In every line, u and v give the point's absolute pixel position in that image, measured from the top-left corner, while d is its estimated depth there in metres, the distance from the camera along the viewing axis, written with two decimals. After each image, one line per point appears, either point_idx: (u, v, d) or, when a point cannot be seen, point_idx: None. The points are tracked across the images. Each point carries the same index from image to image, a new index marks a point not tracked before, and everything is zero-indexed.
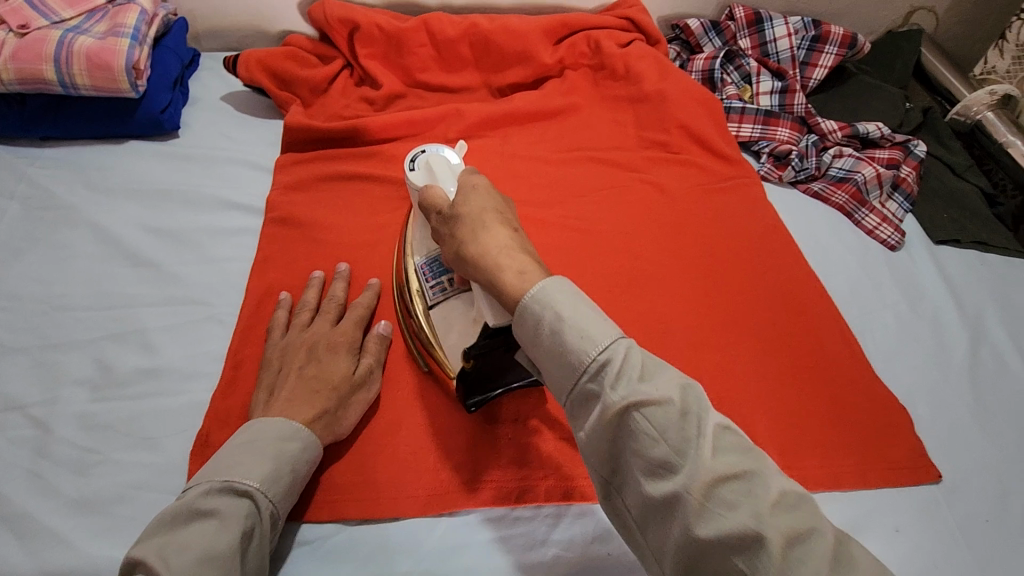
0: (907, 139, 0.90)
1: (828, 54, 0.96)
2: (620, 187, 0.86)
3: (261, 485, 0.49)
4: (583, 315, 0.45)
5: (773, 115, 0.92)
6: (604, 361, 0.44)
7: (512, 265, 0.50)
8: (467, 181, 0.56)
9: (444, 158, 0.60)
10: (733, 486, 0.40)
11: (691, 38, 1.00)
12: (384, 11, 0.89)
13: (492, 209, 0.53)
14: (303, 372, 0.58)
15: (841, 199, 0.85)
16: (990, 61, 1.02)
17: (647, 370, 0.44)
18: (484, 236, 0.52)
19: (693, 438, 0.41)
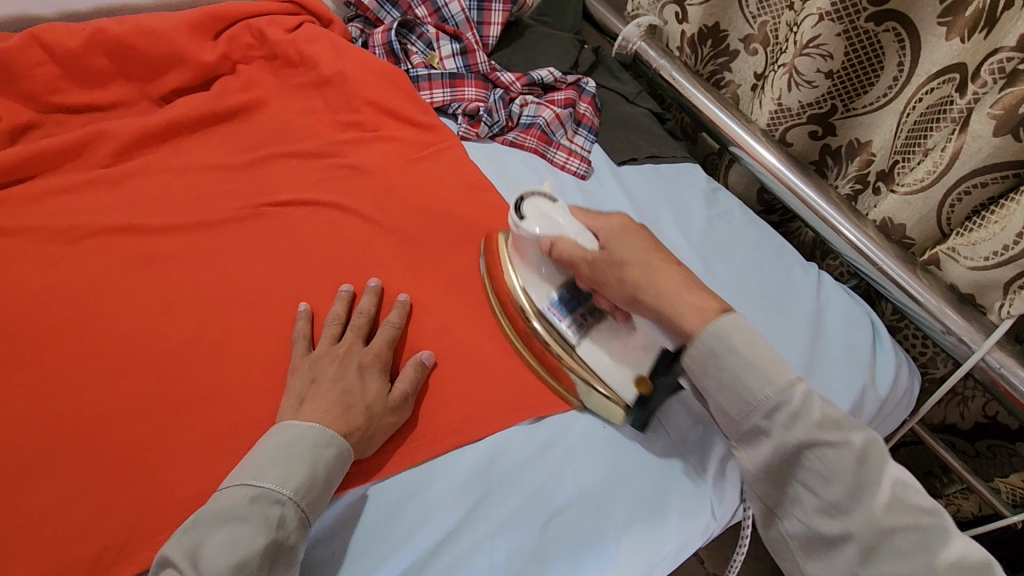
0: (577, 78, 0.99)
1: (496, 11, 1.02)
2: (318, 175, 0.82)
3: (294, 494, 0.51)
4: (758, 355, 0.53)
5: (457, 76, 0.95)
6: (776, 401, 0.52)
7: (664, 267, 0.60)
8: (595, 228, 0.64)
9: (546, 201, 0.65)
10: (761, 391, 0.52)
11: (368, 13, 0.99)
12: None
13: (653, 251, 0.61)
14: (338, 384, 0.59)
15: (533, 143, 0.92)
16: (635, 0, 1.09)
17: (753, 362, 0.53)
18: (625, 251, 0.61)
19: (811, 428, 0.50)
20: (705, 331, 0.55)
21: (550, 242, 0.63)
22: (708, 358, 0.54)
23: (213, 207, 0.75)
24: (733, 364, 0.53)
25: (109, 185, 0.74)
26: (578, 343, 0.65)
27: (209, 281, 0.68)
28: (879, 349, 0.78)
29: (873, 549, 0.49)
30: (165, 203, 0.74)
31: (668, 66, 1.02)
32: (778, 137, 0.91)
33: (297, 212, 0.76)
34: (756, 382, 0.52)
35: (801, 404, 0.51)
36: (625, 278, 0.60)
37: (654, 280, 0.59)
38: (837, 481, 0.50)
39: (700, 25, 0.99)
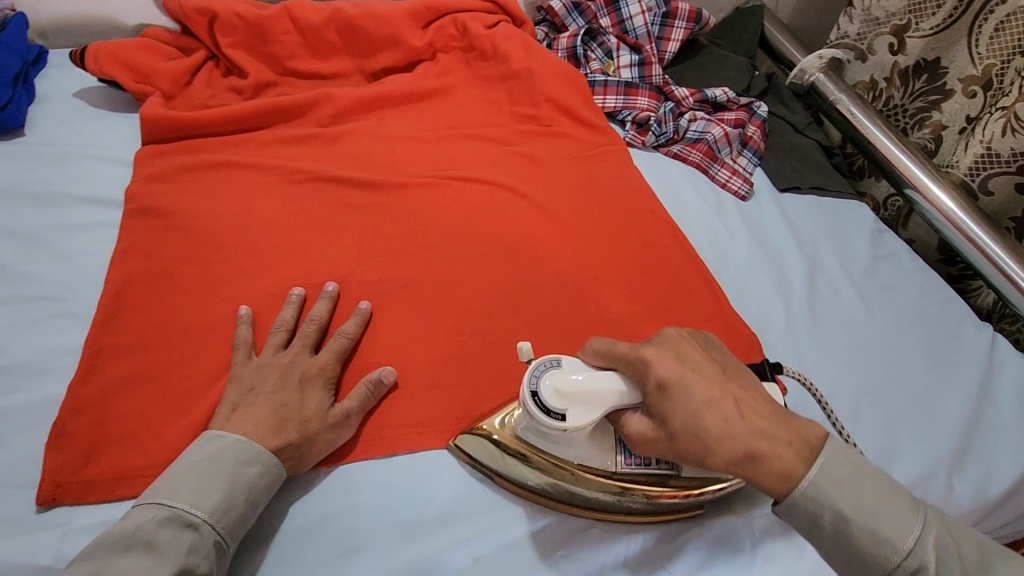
0: (750, 101, 0.99)
1: (679, 28, 1.05)
2: (494, 159, 0.89)
3: (209, 516, 0.48)
4: (807, 464, 0.45)
5: (633, 86, 0.98)
6: (902, 548, 0.43)
7: (753, 407, 0.47)
8: (661, 379, 0.47)
9: (563, 376, 0.52)
10: (881, 554, 0.43)
11: (557, 19, 1.06)
12: (244, 0, 0.89)
13: (716, 381, 0.47)
14: (274, 397, 0.55)
15: (697, 157, 0.93)
16: (843, 28, 1.07)
17: (865, 507, 0.44)
18: (704, 393, 0.46)
19: (952, 570, 0.43)
20: (800, 489, 0.44)
21: (605, 415, 0.51)
22: (819, 515, 0.44)
23: (404, 171, 0.85)
24: (852, 512, 0.44)
25: (325, 141, 0.85)
26: (678, 471, 0.55)
27: (395, 234, 0.76)
28: None
29: None
30: (366, 163, 0.84)
31: (846, 100, 1.00)
32: (975, 184, 0.86)
33: (473, 189, 0.84)
34: (871, 548, 0.44)
35: (914, 541, 0.43)
36: (712, 456, 0.45)
37: (732, 427, 0.45)
38: None
39: (917, 58, 0.97)
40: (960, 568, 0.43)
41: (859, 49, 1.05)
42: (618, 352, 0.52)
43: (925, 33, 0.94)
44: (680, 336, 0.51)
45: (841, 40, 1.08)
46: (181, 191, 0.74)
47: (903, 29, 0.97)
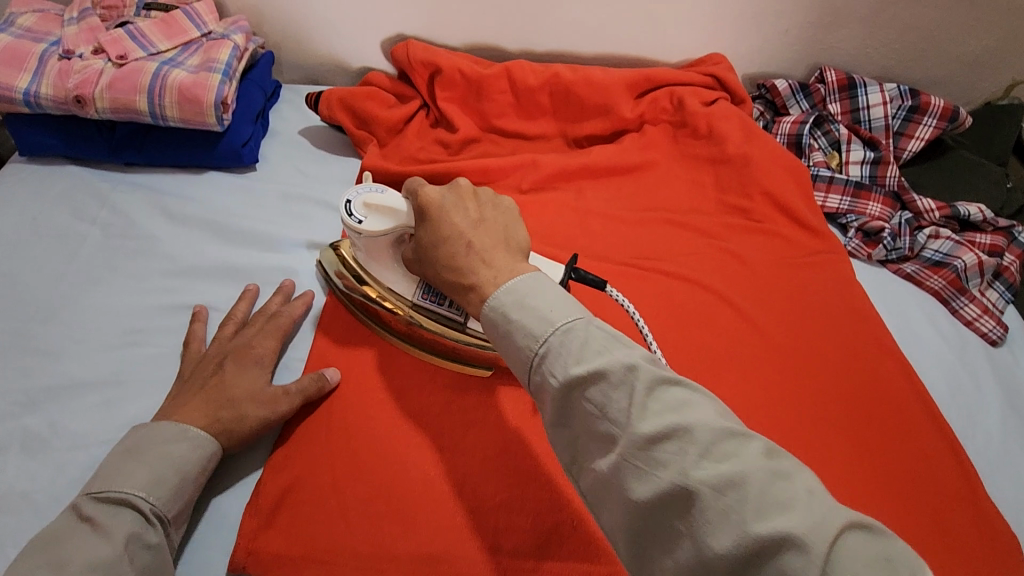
0: (1011, 224, 0.83)
1: (926, 125, 0.91)
2: (696, 252, 0.82)
3: (144, 492, 0.49)
4: (543, 295, 0.45)
5: (864, 187, 0.87)
6: (543, 353, 0.42)
7: (489, 247, 0.52)
8: (422, 202, 0.55)
9: (375, 195, 0.60)
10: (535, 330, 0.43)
11: (777, 99, 0.97)
12: (465, 55, 0.89)
13: (460, 218, 0.54)
14: (215, 382, 0.57)
15: (938, 284, 0.79)
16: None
17: (584, 354, 0.41)
18: (450, 223, 0.53)
19: (636, 408, 0.39)
20: (490, 305, 0.47)
21: (399, 231, 0.60)
22: (548, 360, 0.42)
23: (598, 252, 0.81)
24: (568, 365, 0.41)
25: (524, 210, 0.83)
26: (465, 321, 0.64)
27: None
28: None
29: (759, 501, 0.35)
30: (562, 243, 0.81)
31: None
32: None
33: (673, 286, 0.78)
34: (523, 341, 0.44)
35: (612, 376, 0.40)
36: (446, 280, 0.53)
37: (466, 251, 0.52)
38: (730, 461, 0.36)
39: None
40: (653, 399, 0.39)
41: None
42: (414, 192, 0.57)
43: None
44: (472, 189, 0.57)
45: None
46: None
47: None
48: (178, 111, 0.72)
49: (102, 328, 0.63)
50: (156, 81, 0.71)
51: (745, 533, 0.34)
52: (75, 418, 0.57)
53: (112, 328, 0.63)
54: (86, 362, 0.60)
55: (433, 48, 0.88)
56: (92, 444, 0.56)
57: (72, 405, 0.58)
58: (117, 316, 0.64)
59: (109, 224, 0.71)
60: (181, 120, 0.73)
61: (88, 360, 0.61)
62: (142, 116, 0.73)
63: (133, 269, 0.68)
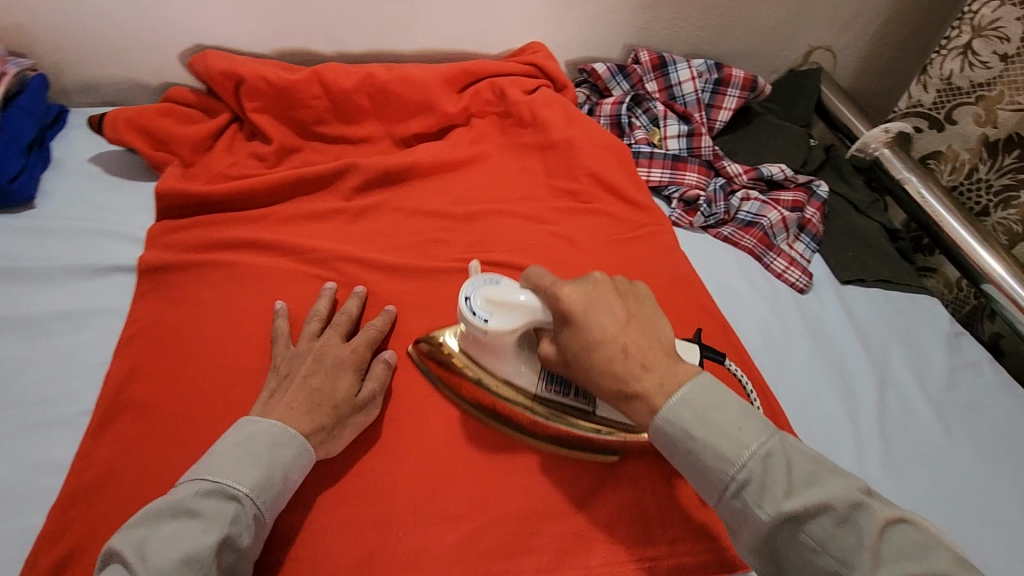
0: (809, 179, 0.91)
1: (731, 96, 0.98)
2: (530, 239, 0.82)
3: (250, 491, 0.48)
4: (607, 308, 0.52)
5: (681, 159, 0.91)
6: (743, 480, 0.46)
7: (640, 347, 0.51)
8: (563, 307, 0.52)
9: (494, 288, 0.58)
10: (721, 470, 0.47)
11: (599, 82, 1.00)
12: (271, 62, 0.84)
13: (609, 319, 0.51)
14: (308, 381, 0.57)
15: (750, 243, 0.85)
16: (915, 96, 0.98)
17: (715, 427, 0.48)
18: (598, 324, 0.51)
19: (769, 480, 0.46)
20: (662, 416, 0.49)
21: (527, 326, 0.57)
22: (678, 436, 0.49)
23: (431, 250, 0.79)
24: (703, 436, 0.47)
25: (350, 216, 0.80)
26: (594, 409, 0.59)
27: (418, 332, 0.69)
28: None
29: (879, 534, 0.43)
30: (392, 244, 0.78)
31: (916, 180, 0.93)
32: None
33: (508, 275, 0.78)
34: (714, 463, 0.47)
35: (755, 453, 0.47)
36: (607, 392, 0.51)
37: (618, 364, 0.50)
38: (850, 535, 0.44)
39: (1011, 131, 0.88)
40: (715, 413, 0.48)
41: (935, 118, 0.96)
42: (541, 281, 0.55)
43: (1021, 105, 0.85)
44: (599, 279, 0.54)
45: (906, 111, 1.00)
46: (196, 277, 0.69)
47: (996, 100, 0.88)
48: None
49: None
50: None
51: (801, 533, 0.45)
52: None
53: None
54: None
55: (234, 57, 0.83)
56: None
57: None
58: None
59: None
60: None
61: None
62: None
63: None
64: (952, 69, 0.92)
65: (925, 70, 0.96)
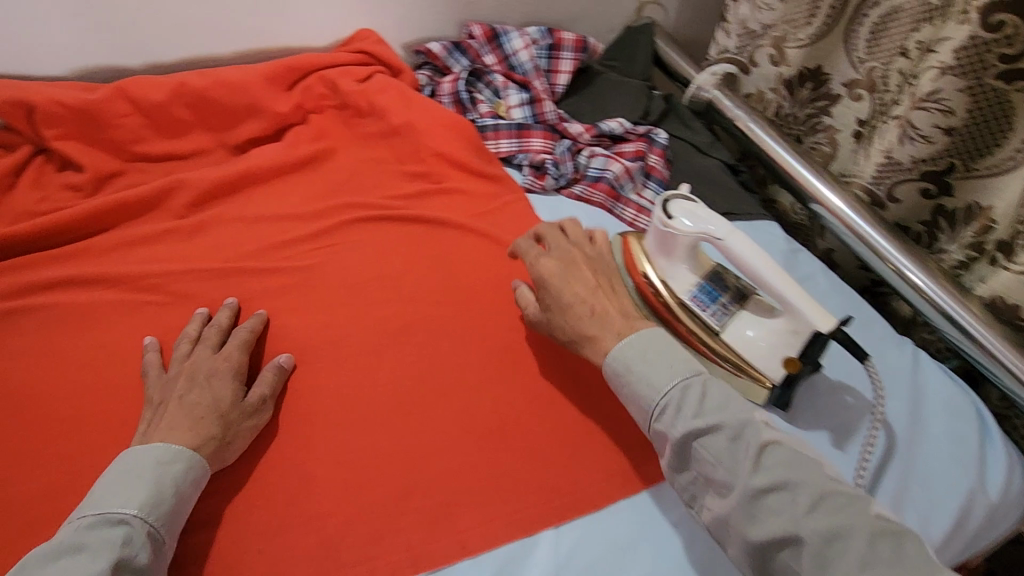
0: (648, 129, 0.95)
1: (566, 60, 1.00)
2: (382, 230, 0.81)
3: (139, 511, 0.49)
4: (578, 277, 0.66)
5: (525, 126, 0.93)
6: (704, 425, 0.54)
7: (605, 306, 0.64)
8: (541, 272, 0.66)
9: (688, 200, 0.70)
10: (650, 398, 0.57)
11: (437, 61, 0.99)
12: (67, 84, 0.78)
13: (589, 287, 0.65)
14: (186, 398, 0.57)
15: (600, 197, 0.88)
16: (721, 42, 1.07)
17: (652, 365, 0.58)
18: (569, 290, 0.65)
19: (738, 459, 0.52)
20: (610, 356, 0.60)
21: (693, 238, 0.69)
22: (620, 369, 0.60)
23: (278, 255, 0.76)
24: (640, 369, 0.58)
25: (184, 234, 0.75)
26: (722, 331, 0.69)
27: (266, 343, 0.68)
28: (988, 442, 0.70)
29: (816, 507, 0.49)
30: (234, 258, 0.74)
31: (744, 116, 1.00)
32: (881, 193, 0.81)
33: (361, 269, 0.76)
34: (671, 449, 0.55)
35: (726, 429, 0.53)
36: (573, 331, 0.64)
37: (586, 318, 0.63)
38: (785, 510, 0.50)
39: (800, 67, 0.97)
40: (639, 359, 0.59)
41: (741, 61, 1.05)
42: (530, 257, 0.70)
43: (802, 42, 0.94)
44: (579, 244, 0.71)
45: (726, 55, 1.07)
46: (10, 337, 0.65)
47: (782, 40, 0.97)
48: None
49: None
50: None
51: (749, 510, 0.50)
52: None
53: None
54: None
55: (20, 83, 0.75)
56: None
57: None
58: None
59: None
60: None
61: None
62: None
63: None
64: (745, 14, 1.00)
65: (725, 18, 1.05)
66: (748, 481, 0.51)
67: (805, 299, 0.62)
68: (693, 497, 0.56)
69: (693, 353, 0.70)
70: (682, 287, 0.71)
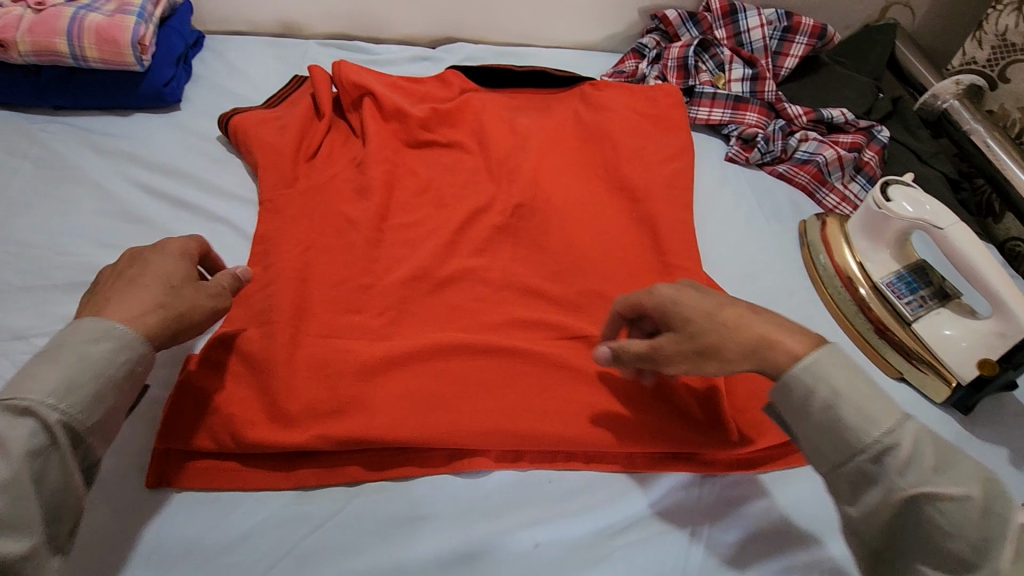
0: (871, 124, 0.94)
1: (799, 44, 1.01)
2: (591, 163, 0.88)
3: (50, 398, 0.44)
4: (709, 298, 0.52)
5: (742, 100, 0.96)
6: (950, 493, 0.41)
7: (754, 318, 0.50)
8: (660, 298, 0.54)
9: (914, 188, 0.71)
10: (862, 432, 0.43)
11: (669, 28, 1.05)
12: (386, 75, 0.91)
13: (726, 308, 0.51)
14: (165, 275, 0.54)
15: (804, 179, 0.89)
16: (970, 52, 1.01)
17: (859, 395, 0.44)
18: (698, 306, 0.52)
19: (995, 538, 0.39)
20: (793, 369, 0.46)
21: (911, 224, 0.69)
22: (811, 386, 0.46)
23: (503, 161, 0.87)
24: (842, 399, 0.44)
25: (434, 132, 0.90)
26: (913, 321, 0.69)
27: (498, 428, 0.59)
28: None
29: None
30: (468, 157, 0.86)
31: (982, 130, 0.93)
32: None
33: (572, 189, 0.84)
34: (870, 465, 0.43)
35: (974, 498, 0.40)
36: (700, 341, 0.50)
37: (723, 331, 0.50)
38: None
39: None
40: (839, 378, 0.45)
41: (990, 75, 0.99)
42: (647, 291, 0.56)
43: None
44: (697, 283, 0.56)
45: (971, 67, 1.02)
46: (296, 196, 0.75)
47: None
48: (98, 52, 0.79)
49: (36, 245, 0.69)
50: (75, 25, 0.78)
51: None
52: (12, 316, 0.63)
53: (44, 245, 0.69)
54: (19, 272, 0.66)
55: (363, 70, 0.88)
56: (29, 335, 0.62)
57: (10, 305, 0.64)
58: (49, 236, 0.70)
59: (40, 158, 0.77)
60: (102, 61, 0.80)
61: (22, 269, 0.67)
62: (65, 59, 0.79)
63: (61, 194, 0.74)
64: (1007, 24, 0.94)
65: (981, 26, 0.99)
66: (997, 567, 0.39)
67: None
68: (891, 557, 0.44)
69: (876, 338, 0.71)
70: (880, 272, 0.73)
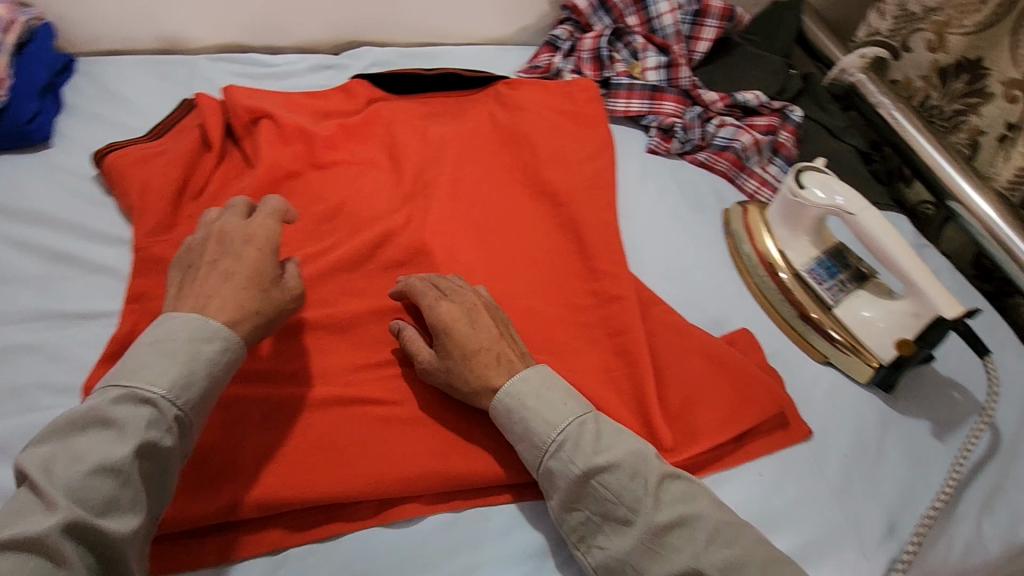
0: (784, 105, 0.94)
1: (709, 27, 1.01)
2: (512, 167, 0.85)
3: (167, 393, 0.48)
4: (485, 322, 0.61)
5: (659, 89, 0.95)
6: (610, 464, 0.52)
7: (511, 360, 0.59)
8: (443, 317, 0.61)
9: (827, 174, 0.71)
10: (545, 434, 0.54)
11: (581, 17, 1.02)
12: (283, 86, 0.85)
13: (503, 337, 0.61)
14: (222, 263, 0.57)
15: (724, 166, 0.90)
16: (873, 24, 1.02)
17: (545, 403, 0.56)
18: (478, 334, 0.60)
19: (644, 496, 0.51)
20: (501, 396, 0.57)
21: (826, 210, 0.70)
22: (514, 407, 0.56)
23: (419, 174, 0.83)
24: (535, 406, 0.55)
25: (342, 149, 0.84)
26: (834, 305, 0.70)
27: (423, 474, 0.56)
28: None
29: (715, 533, 0.50)
30: (381, 174, 0.82)
31: (888, 102, 0.95)
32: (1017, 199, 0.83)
33: (492, 198, 0.81)
34: (556, 464, 0.53)
35: (624, 466, 0.52)
36: (466, 375, 0.58)
37: (487, 364, 0.58)
38: (687, 545, 0.50)
39: (959, 57, 0.91)
40: (589, 436, 0.54)
41: (893, 45, 1.00)
42: (427, 298, 0.63)
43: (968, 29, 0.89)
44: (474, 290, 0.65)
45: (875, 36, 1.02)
46: None
47: (945, 24, 0.92)
48: None
49: None
50: None
51: (653, 524, 0.50)
52: None
53: None
54: None
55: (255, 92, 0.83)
56: None
57: None
58: None
59: None
60: None
61: None
62: None
63: None
64: None
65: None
66: (651, 517, 0.50)
67: (937, 287, 0.63)
68: (581, 540, 0.53)
69: (802, 326, 0.71)
70: (800, 260, 0.73)
